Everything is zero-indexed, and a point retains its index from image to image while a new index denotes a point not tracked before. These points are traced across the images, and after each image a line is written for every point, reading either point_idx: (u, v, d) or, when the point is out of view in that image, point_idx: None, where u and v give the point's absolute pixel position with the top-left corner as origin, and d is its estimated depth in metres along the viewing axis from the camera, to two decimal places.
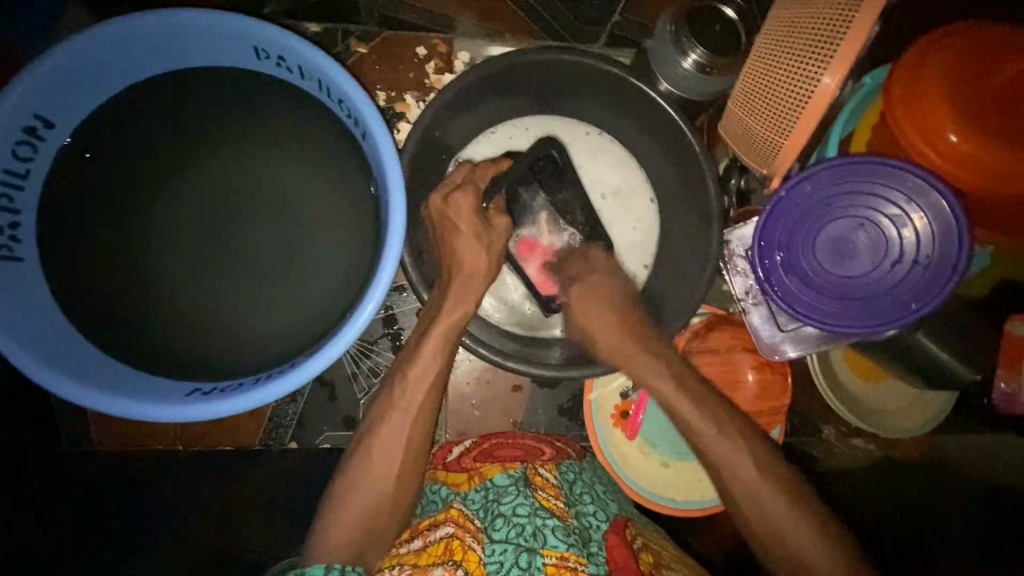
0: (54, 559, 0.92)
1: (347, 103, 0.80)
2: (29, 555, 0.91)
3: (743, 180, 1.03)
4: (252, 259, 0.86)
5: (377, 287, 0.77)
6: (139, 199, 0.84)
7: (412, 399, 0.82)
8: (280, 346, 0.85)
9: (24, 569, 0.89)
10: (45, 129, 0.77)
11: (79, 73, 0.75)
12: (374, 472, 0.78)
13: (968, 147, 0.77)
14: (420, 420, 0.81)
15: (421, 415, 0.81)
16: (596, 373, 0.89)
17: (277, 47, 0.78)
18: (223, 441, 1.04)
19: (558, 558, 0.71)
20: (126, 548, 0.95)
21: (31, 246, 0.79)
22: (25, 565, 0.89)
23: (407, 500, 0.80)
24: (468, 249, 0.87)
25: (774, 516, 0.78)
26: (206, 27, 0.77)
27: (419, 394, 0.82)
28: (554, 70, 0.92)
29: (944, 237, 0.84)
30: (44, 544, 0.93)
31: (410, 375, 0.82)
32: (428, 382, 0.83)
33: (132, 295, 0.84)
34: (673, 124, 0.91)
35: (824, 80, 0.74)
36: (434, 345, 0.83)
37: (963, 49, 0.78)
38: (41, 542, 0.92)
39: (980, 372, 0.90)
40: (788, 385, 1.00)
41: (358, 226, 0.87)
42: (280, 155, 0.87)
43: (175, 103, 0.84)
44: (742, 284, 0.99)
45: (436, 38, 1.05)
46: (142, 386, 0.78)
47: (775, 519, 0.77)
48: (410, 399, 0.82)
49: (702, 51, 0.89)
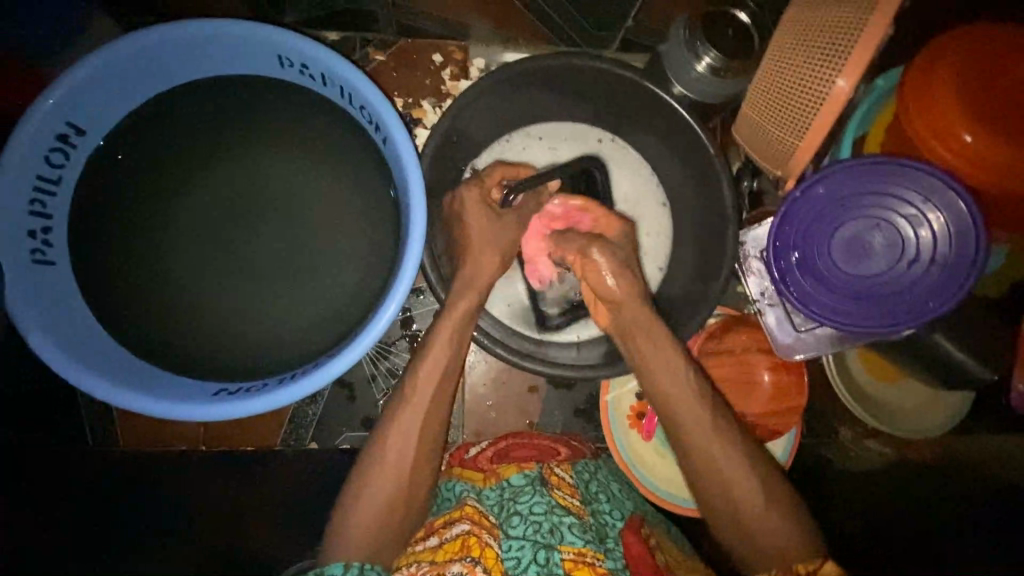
0: (53, 560, 0.80)
1: (367, 108, 0.82)
2: (29, 556, 0.77)
3: (756, 181, 1.05)
4: (275, 262, 0.88)
5: (398, 288, 0.78)
6: (165, 204, 0.86)
7: (425, 394, 0.82)
8: (302, 346, 0.86)
9: (25, 570, 0.74)
10: (76, 137, 0.80)
11: (110, 82, 0.78)
12: (393, 470, 0.78)
13: (981, 145, 0.77)
14: (438, 418, 0.82)
15: (438, 414, 0.82)
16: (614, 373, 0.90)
17: (300, 55, 0.80)
18: (242, 441, 1.10)
19: (576, 553, 0.72)
20: (126, 549, 0.87)
21: (62, 250, 0.81)
22: (25, 567, 0.75)
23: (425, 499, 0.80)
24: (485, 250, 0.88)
25: (753, 518, 0.75)
26: (233, 37, 0.79)
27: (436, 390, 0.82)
28: (569, 74, 0.94)
29: (961, 236, 0.84)
30: (44, 545, 0.80)
31: (426, 371, 0.83)
32: (443, 375, 0.83)
33: (158, 298, 0.86)
34: (687, 126, 0.92)
35: (839, 82, 0.75)
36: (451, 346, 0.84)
37: (973, 51, 0.79)
38: (40, 544, 0.80)
39: (1000, 373, 0.88)
40: (805, 383, 1.00)
41: (378, 229, 0.88)
42: (302, 160, 0.89)
43: (201, 110, 0.86)
44: (757, 284, 0.99)
45: (451, 46, 1.08)
46: (168, 386, 0.79)
47: (770, 531, 0.74)
48: (425, 394, 0.82)
49: (717, 54, 0.90)
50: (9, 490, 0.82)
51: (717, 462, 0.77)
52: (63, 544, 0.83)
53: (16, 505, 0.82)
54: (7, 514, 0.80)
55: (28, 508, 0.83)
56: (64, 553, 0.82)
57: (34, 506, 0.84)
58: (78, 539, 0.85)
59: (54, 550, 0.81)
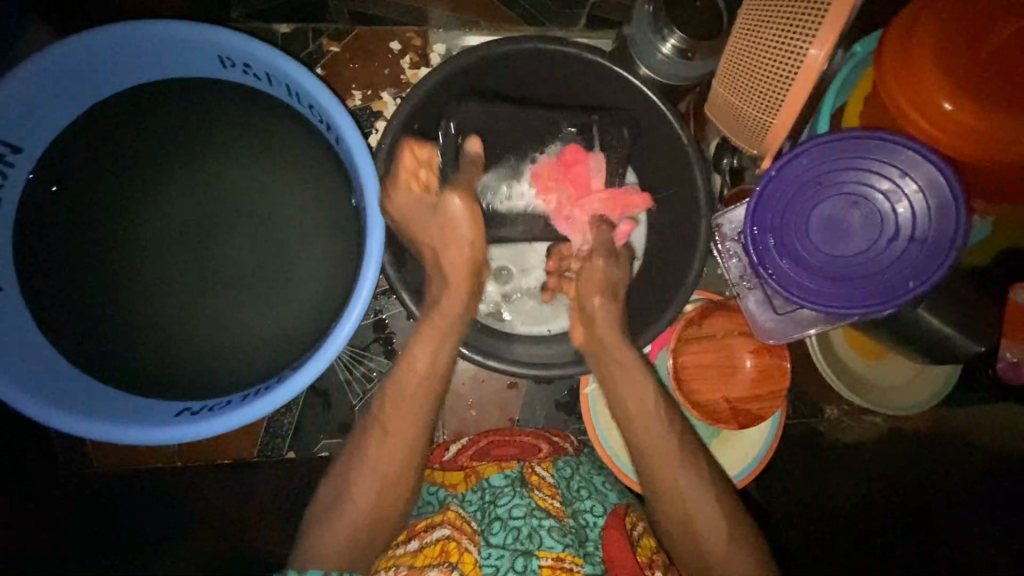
0: (55, 560, 0.86)
1: (317, 107, 0.78)
2: (31, 556, 0.84)
3: (736, 159, 1.00)
4: (235, 271, 0.85)
5: (359, 297, 0.76)
6: (118, 218, 0.83)
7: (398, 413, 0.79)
8: (269, 359, 0.84)
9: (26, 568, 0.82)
10: (13, 155, 0.76)
11: (44, 96, 0.74)
12: (385, 483, 0.75)
13: (964, 115, 0.74)
14: (425, 429, 0.79)
15: (414, 437, 0.78)
16: None
17: (241, 55, 0.76)
18: (219, 455, 1.04)
19: (554, 559, 0.69)
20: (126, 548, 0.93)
21: (9, 274, 0.78)
22: (26, 565, 0.82)
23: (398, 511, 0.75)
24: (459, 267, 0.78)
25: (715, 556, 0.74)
26: (168, 40, 0.75)
27: (413, 402, 0.79)
28: (534, 59, 0.89)
29: (940, 210, 0.81)
30: (46, 544, 0.86)
31: (409, 390, 0.79)
32: (423, 395, 0.79)
33: (115, 317, 0.83)
34: (657, 107, 0.88)
35: (812, 52, 0.71)
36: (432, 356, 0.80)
37: (950, 10, 0.74)
38: (41, 541, 0.86)
39: (984, 344, 0.86)
40: (733, 423, 0.96)
41: (339, 232, 0.85)
42: (254, 164, 0.85)
43: (144, 118, 0.82)
44: (737, 267, 0.95)
45: (410, 31, 1.02)
46: (125, 409, 0.77)
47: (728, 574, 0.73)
48: (399, 411, 0.79)
49: (681, 35, 0.86)
50: (11, 491, 0.86)
51: (677, 498, 0.76)
52: (64, 544, 0.88)
53: (18, 505, 0.86)
54: (10, 515, 0.84)
55: (28, 506, 0.88)
56: (65, 554, 0.87)
57: (35, 504, 0.89)
58: (78, 550, 0.89)
59: (56, 548, 0.87)
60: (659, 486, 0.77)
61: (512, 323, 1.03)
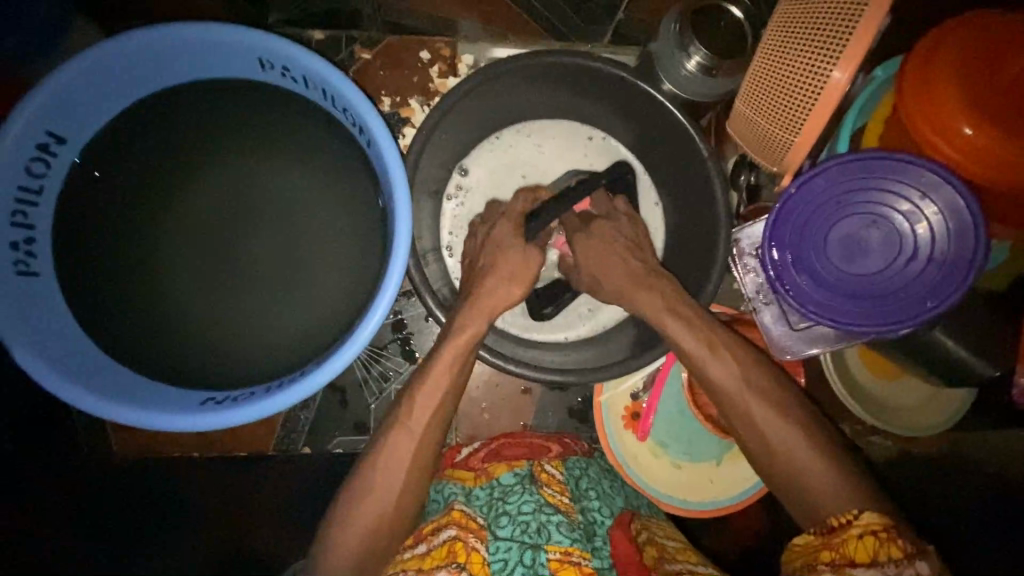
0: None
1: (350, 111, 0.81)
2: None
3: (753, 176, 1.02)
4: (262, 266, 0.87)
5: (383, 296, 0.77)
6: (151, 210, 0.85)
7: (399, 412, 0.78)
8: (290, 355, 0.85)
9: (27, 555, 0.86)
10: (57, 146, 0.79)
11: (91, 89, 0.77)
12: (405, 485, 0.76)
13: (983, 140, 0.75)
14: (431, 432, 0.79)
15: (414, 433, 0.77)
16: (630, 366, 0.88)
17: (282, 58, 0.78)
18: (239, 447, 1.05)
19: (562, 553, 0.70)
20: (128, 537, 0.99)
21: (46, 261, 0.80)
22: None
23: (407, 508, 0.76)
24: (483, 280, 0.86)
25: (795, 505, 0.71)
26: (209, 41, 0.77)
27: (419, 400, 0.79)
28: (561, 71, 0.91)
29: (960, 233, 0.82)
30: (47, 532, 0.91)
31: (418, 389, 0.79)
32: (428, 394, 0.79)
33: (143, 307, 0.85)
34: (679, 124, 0.90)
35: (834, 74, 0.73)
36: (459, 345, 0.81)
37: (971, 39, 0.76)
38: None
39: (998, 368, 0.86)
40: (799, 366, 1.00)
41: (365, 232, 0.87)
42: (285, 164, 0.88)
43: (184, 115, 0.85)
44: (753, 282, 0.97)
45: (440, 42, 1.05)
46: (153, 397, 0.79)
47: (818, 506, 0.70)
48: (408, 409, 0.78)
49: (706, 53, 0.89)
50: None
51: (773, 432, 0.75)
52: None
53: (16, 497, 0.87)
54: None
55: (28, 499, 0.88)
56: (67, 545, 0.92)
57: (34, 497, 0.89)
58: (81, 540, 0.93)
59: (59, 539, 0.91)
60: (748, 415, 0.77)
61: (527, 330, 1.05)
